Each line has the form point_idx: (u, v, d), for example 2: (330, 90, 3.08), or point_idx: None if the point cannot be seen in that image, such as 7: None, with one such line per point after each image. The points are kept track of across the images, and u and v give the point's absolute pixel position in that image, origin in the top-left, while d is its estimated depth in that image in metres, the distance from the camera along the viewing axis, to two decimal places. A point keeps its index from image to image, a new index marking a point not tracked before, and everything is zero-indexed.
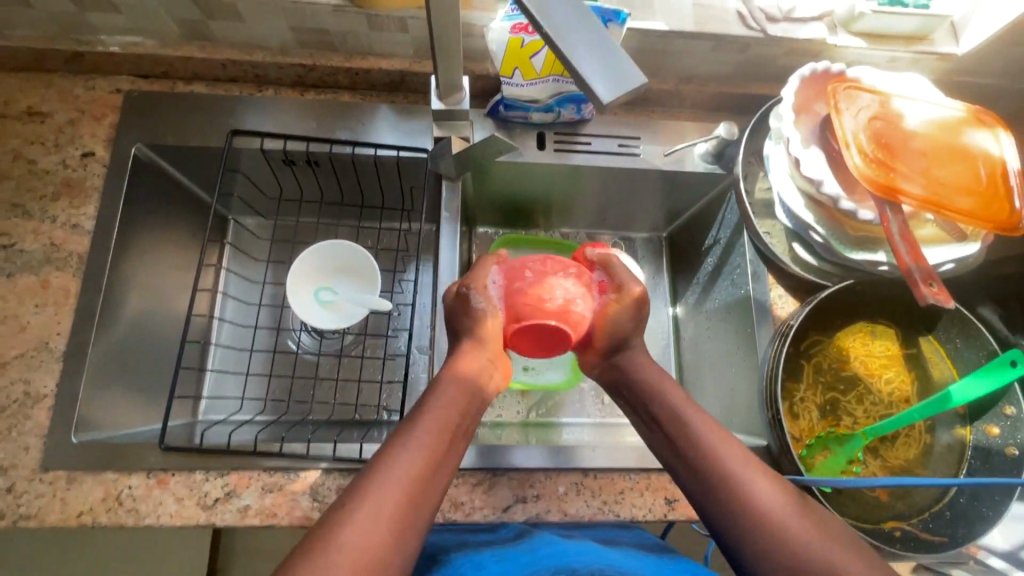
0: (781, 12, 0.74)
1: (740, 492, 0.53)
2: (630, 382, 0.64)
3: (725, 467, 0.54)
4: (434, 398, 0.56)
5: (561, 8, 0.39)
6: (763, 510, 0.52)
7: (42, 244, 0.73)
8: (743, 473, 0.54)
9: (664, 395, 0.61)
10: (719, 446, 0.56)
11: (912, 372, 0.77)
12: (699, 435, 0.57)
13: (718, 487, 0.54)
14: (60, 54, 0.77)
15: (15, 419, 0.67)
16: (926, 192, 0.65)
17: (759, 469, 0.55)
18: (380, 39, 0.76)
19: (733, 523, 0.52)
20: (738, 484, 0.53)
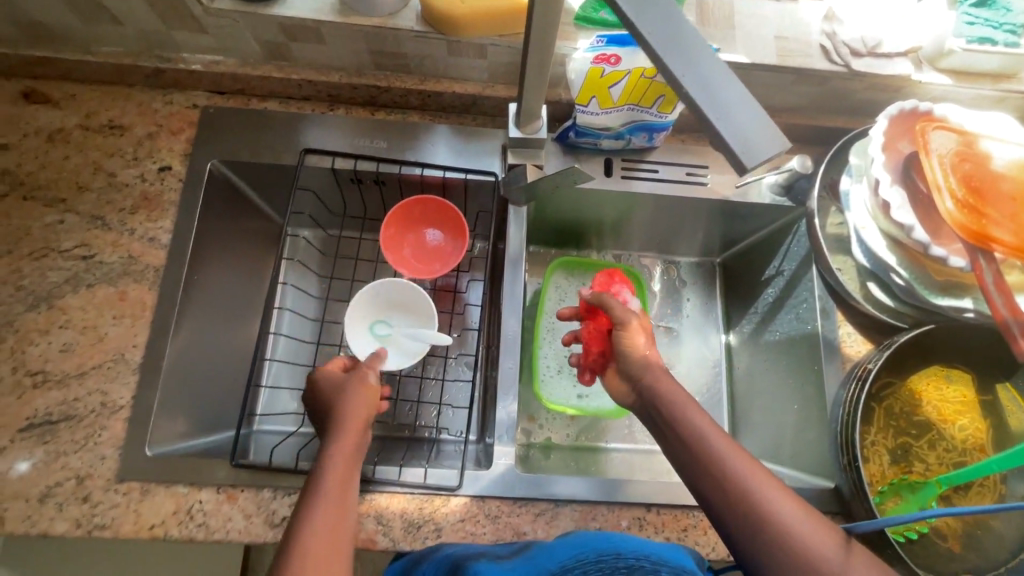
0: (867, 46, 0.73)
1: (765, 515, 0.53)
2: (660, 411, 0.63)
3: (746, 490, 0.55)
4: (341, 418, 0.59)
5: (698, 57, 0.38)
6: (786, 533, 0.52)
7: (120, 256, 0.74)
8: (760, 493, 0.54)
9: (691, 423, 0.60)
10: (739, 468, 0.56)
11: (988, 420, 0.74)
12: (719, 457, 0.57)
13: (743, 510, 0.54)
14: (143, 70, 0.78)
15: (91, 428, 0.68)
16: (1019, 239, 0.62)
17: (782, 490, 0.55)
18: (457, 63, 0.77)
19: (757, 544, 0.53)
20: (761, 508, 0.53)
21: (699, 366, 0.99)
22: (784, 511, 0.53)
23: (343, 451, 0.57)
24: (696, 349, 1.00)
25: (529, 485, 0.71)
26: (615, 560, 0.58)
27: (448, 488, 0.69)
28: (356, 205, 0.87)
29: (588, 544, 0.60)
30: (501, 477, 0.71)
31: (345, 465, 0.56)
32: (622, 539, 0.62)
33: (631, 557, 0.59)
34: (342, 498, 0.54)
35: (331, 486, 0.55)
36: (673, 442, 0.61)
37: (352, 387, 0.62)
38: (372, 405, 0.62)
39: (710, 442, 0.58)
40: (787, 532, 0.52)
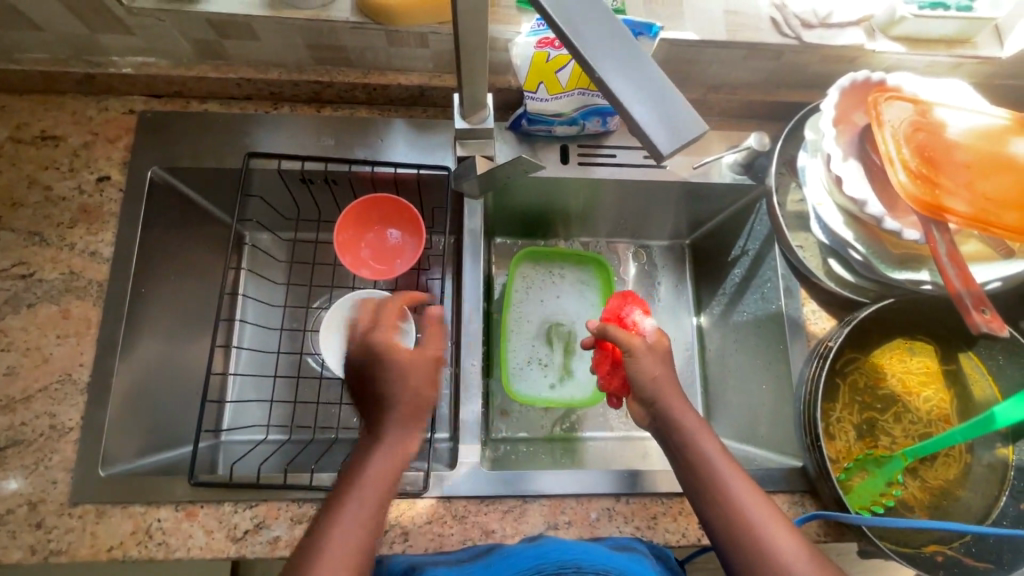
0: (818, 17, 0.71)
1: (751, 529, 0.54)
2: (670, 434, 0.61)
3: (736, 504, 0.55)
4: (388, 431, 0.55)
5: (603, 39, 0.36)
6: (771, 549, 0.53)
7: (61, 273, 0.72)
8: (748, 508, 0.55)
9: (699, 447, 0.59)
10: (731, 483, 0.56)
11: (951, 390, 0.74)
12: (714, 469, 0.57)
13: (732, 525, 0.54)
14: (71, 77, 0.75)
15: (41, 453, 0.66)
16: (973, 209, 0.61)
17: (767, 504, 0.55)
18: (400, 54, 0.74)
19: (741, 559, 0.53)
20: (749, 524, 0.54)
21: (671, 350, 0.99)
22: (769, 528, 0.54)
23: (393, 451, 0.55)
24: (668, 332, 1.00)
25: (496, 483, 0.70)
26: None
27: (413, 492, 0.68)
28: (309, 206, 0.85)
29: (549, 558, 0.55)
30: (467, 477, 0.70)
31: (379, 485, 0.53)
32: (584, 551, 0.57)
33: None
34: (374, 502, 0.52)
35: (377, 485, 0.53)
36: (676, 459, 0.60)
37: (421, 381, 0.57)
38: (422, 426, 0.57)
39: (706, 457, 0.58)
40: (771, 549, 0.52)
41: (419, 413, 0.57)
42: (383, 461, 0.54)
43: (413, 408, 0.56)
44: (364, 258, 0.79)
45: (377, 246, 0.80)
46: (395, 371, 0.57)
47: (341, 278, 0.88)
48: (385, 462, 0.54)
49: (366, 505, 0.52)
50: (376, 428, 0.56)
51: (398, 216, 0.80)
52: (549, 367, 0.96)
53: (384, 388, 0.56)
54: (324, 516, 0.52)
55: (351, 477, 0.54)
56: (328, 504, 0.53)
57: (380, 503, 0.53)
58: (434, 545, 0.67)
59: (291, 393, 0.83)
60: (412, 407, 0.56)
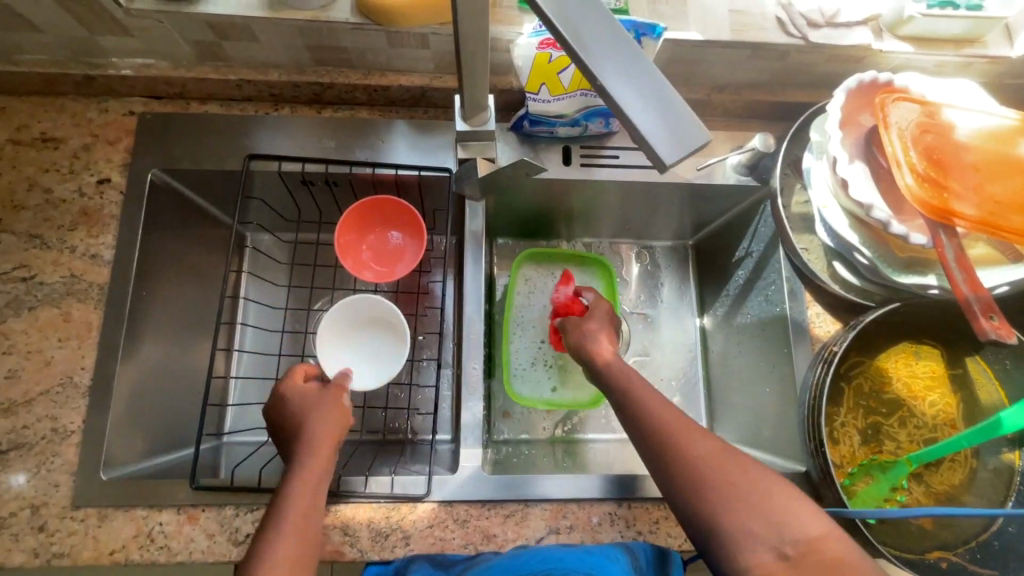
0: (824, 17, 0.70)
1: (725, 493, 0.52)
2: (623, 402, 0.62)
3: (697, 457, 0.54)
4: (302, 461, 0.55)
5: (602, 44, 0.36)
6: (725, 482, 0.52)
7: (62, 276, 0.72)
8: (718, 472, 0.53)
9: (646, 406, 0.60)
10: (698, 451, 0.54)
11: (958, 394, 0.73)
12: (678, 440, 0.56)
13: (704, 492, 0.52)
14: (71, 79, 0.75)
15: (43, 456, 0.66)
16: (981, 212, 0.60)
17: (739, 465, 0.53)
18: (400, 55, 0.74)
19: (721, 529, 0.51)
20: (722, 487, 0.52)
21: (674, 351, 0.98)
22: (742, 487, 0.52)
23: (309, 476, 0.54)
24: (671, 334, 0.99)
25: (497, 487, 0.70)
26: None
27: (415, 496, 0.68)
28: (310, 208, 0.84)
29: None
30: (469, 481, 0.70)
31: (302, 509, 0.52)
32: (561, 558, 0.60)
33: None
34: (301, 524, 0.51)
35: (302, 504, 0.53)
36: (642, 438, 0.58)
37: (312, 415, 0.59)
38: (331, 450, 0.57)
39: (669, 430, 0.57)
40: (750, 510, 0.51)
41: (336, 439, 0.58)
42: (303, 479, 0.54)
43: (329, 434, 0.58)
44: (362, 259, 0.79)
45: (376, 248, 0.80)
46: (309, 406, 0.60)
47: (342, 280, 0.88)
48: (308, 479, 0.54)
49: (294, 522, 0.51)
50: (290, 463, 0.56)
51: (400, 219, 0.79)
52: (552, 369, 0.96)
53: (303, 422, 0.58)
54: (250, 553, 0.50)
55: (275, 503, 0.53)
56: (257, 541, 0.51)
57: (309, 516, 0.52)
58: (436, 549, 0.67)
59: None
60: (326, 433, 0.58)
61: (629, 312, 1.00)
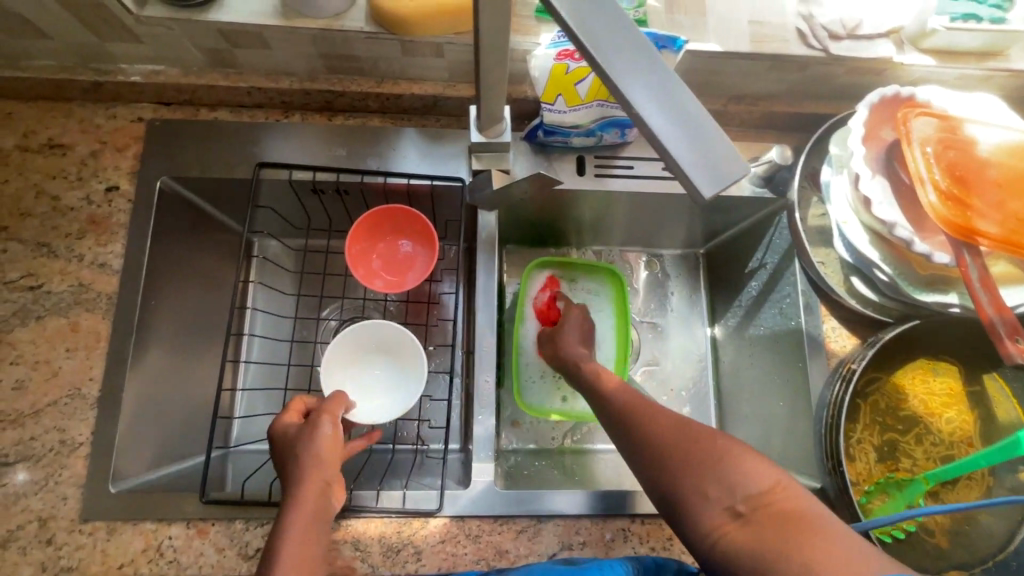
0: (846, 29, 0.69)
1: (678, 458, 0.51)
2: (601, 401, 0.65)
3: (649, 428, 0.55)
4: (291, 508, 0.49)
5: (638, 71, 0.35)
6: (675, 444, 0.52)
7: (70, 285, 0.71)
8: (668, 439, 0.53)
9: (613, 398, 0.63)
10: (651, 426, 0.55)
11: (975, 411, 0.73)
12: (635, 422, 0.57)
13: (658, 462, 0.52)
14: (79, 84, 0.73)
15: (51, 468, 0.66)
16: (1005, 231, 0.59)
17: (693, 429, 0.53)
18: (414, 64, 0.73)
19: (681, 493, 0.49)
20: (673, 452, 0.52)
21: (684, 362, 0.97)
22: (695, 448, 0.51)
23: (300, 526, 0.48)
24: (681, 344, 0.98)
25: (509, 502, 0.69)
26: None
27: (426, 511, 0.67)
28: (320, 216, 0.83)
29: None
30: (480, 496, 0.69)
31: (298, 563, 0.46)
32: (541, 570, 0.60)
33: None
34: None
35: (296, 556, 0.46)
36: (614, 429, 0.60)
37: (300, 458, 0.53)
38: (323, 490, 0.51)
39: (629, 414, 0.59)
40: (701, 468, 0.49)
41: (324, 476, 0.52)
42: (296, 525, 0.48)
43: (316, 476, 0.52)
44: (372, 268, 0.78)
45: (386, 256, 0.79)
46: (294, 447, 0.54)
47: (351, 288, 0.87)
48: (296, 522, 0.48)
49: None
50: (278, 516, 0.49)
51: (411, 227, 0.78)
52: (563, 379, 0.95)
53: (291, 467, 0.53)
54: None
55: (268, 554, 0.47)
56: None
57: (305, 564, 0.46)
58: (447, 564, 0.67)
59: None
60: (312, 475, 0.52)
61: (639, 321, 0.99)
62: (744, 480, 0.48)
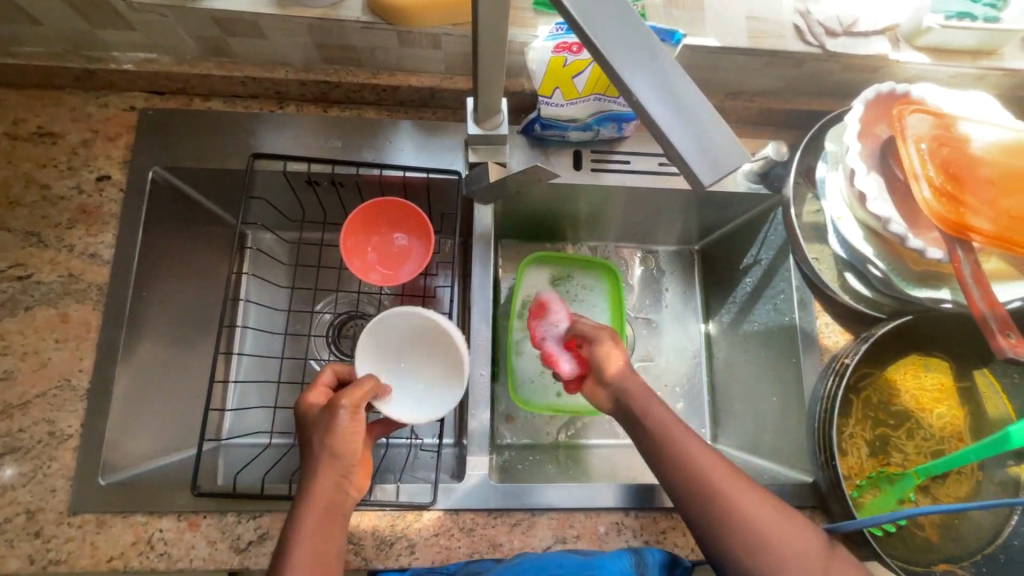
0: (842, 26, 0.69)
1: (736, 511, 0.54)
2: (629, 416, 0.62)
3: (706, 480, 0.55)
4: (309, 490, 0.53)
5: (638, 61, 0.35)
6: (738, 511, 0.54)
7: (59, 275, 0.70)
8: (729, 490, 0.55)
9: (651, 417, 0.60)
10: (712, 470, 0.56)
11: (965, 407, 0.73)
12: (689, 454, 0.57)
13: (712, 507, 0.54)
14: (70, 72, 0.72)
15: (39, 460, 0.65)
16: (997, 227, 0.60)
17: (749, 486, 0.56)
18: (410, 55, 0.72)
19: (728, 540, 0.53)
20: (733, 504, 0.54)
21: (678, 358, 0.98)
22: (750, 504, 0.54)
23: (317, 508, 0.53)
24: (675, 340, 0.99)
25: (503, 496, 0.69)
26: None
27: (421, 504, 0.67)
28: (314, 208, 0.83)
29: None
30: (474, 489, 0.69)
31: (314, 543, 0.52)
32: (558, 564, 0.60)
33: None
34: (311, 558, 0.51)
35: (310, 548, 0.51)
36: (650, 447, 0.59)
37: (320, 441, 0.54)
38: (340, 475, 0.54)
39: (680, 443, 0.58)
40: (757, 526, 0.53)
41: (339, 470, 0.54)
42: (309, 519, 0.52)
43: (330, 471, 0.54)
44: (366, 261, 0.78)
45: (380, 249, 0.79)
46: (314, 435, 0.55)
47: (346, 281, 0.87)
48: (312, 514, 0.52)
49: (306, 555, 0.51)
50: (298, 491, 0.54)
51: (408, 220, 0.78)
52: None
53: (312, 450, 0.55)
54: None
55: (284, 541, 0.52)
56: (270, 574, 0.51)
57: (319, 559, 0.52)
58: (441, 558, 0.66)
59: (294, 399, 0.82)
60: (326, 468, 0.54)
61: (633, 317, 0.99)
62: (791, 546, 0.53)
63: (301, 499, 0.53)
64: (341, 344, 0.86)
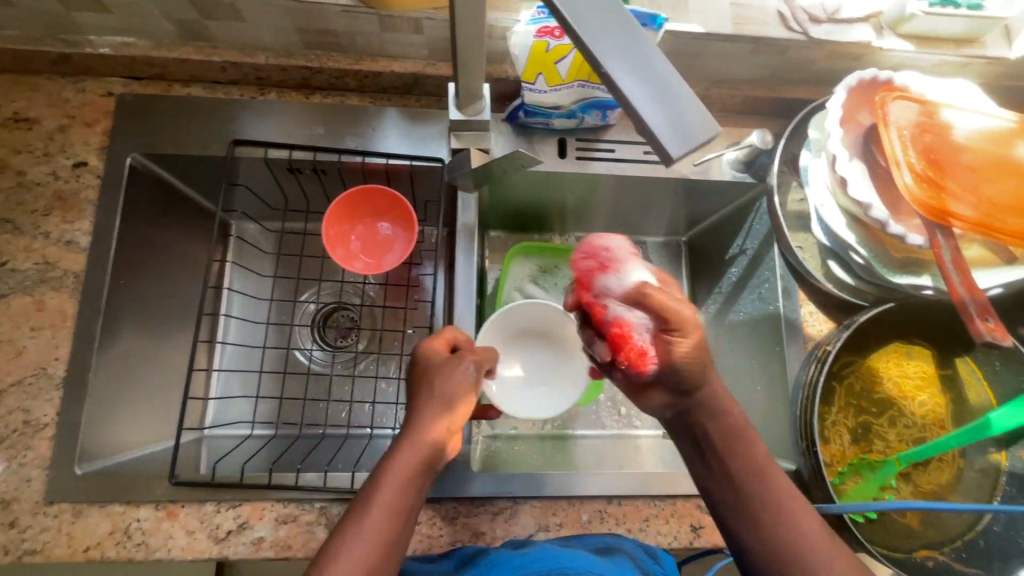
0: (825, 13, 0.69)
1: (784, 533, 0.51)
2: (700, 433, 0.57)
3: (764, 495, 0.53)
4: (417, 430, 0.52)
5: (609, 35, 0.35)
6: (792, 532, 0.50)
7: (35, 263, 0.69)
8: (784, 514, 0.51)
9: (728, 428, 0.56)
10: (769, 489, 0.53)
11: (947, 394, 0.74)
12: (745, 468, 0.55)
13: (754, 525, 0.52)
14: (46, 56, 0.71)
15: (14, 450, 0.64)
16: (978, 213, 0.60)
17: (819, 525, 0.51)
18: (393, 40, 0.71)
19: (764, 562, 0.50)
20: (779, 527, 0.51)
21: None
22: (805, 538, 0.50)
23: (417, 451, 0.51)
24: None
25: (486, 485, 0.69)
26: None
27: None
28: (297, 196, 0.82)
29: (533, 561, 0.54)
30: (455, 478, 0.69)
31: (403, 488, 0.50)
32: (571, 557, 0.55)
33: None
34: (399, 502, 0.49)
35: (394, 493, 0.49)
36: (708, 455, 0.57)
37: (442, 384, 0.55)
38: (449, 428, 0.54)
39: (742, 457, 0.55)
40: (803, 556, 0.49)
41: (447, 422, 0.54)
42: (406, 462, 0.51)
43: (440, 417, 0.53)
44: (350, 248, 0.77)
45: (368, 238, 0.78)
46: (431, 377, 0.56)
47: (330, 270, 0.86)
48: (406, 460, 0.51)
49: (388, 498, 0.49)
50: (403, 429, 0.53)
51: (396, 211, 0.77)
52: None
53: (424, 391, 0.55)
54: (344, 521, 0.48)
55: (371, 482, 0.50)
56: (350, 513, 0.49)
57: (398, 509, 0.49)
58: (422, 546, 0.66)
59: (277, 388, 0.81)
60: (435, 409, 0.53)
61: None
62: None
63: (403, 438, 0.52)
64: (324, 334, 0.86)
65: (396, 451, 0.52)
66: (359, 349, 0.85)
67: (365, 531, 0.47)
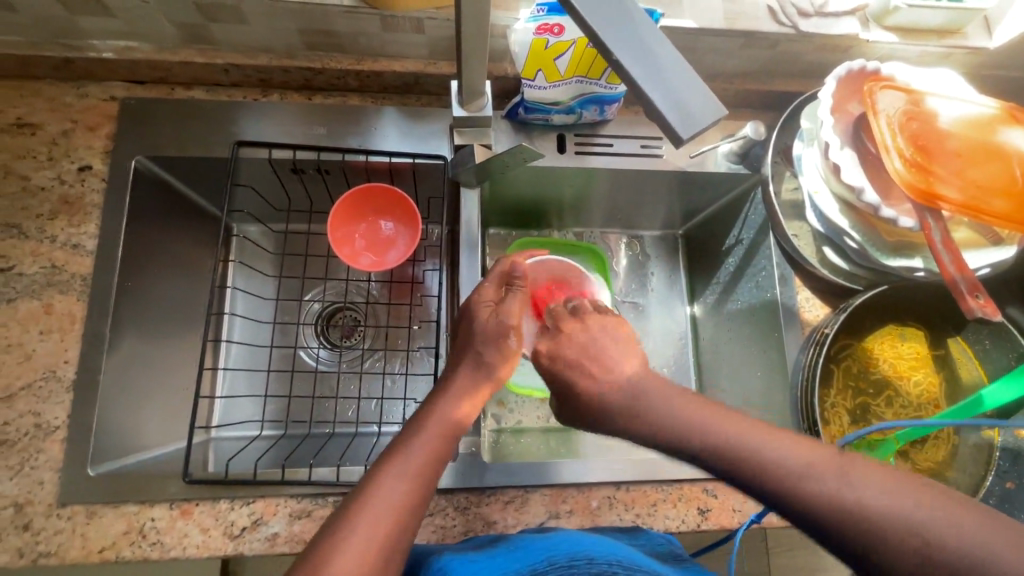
0: (813, 7, 0.72)
1: (851, 502, 0.44)
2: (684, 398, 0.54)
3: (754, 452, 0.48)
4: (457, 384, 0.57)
5: (615, 23, 0.37)
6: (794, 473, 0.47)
7: (42, 266, 0.69)
8: (827, 477, 0.46)
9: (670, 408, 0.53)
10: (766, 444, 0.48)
11: (940, 373, 0.76)
12: (748, 445, 0.49)
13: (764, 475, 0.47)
14: (47, 61, 0.72)
15: (25, 453, 0.64)
16: (965, 196, 0.62)
17: (820, 455, 0.47)
18: (394, 40, 0.73)
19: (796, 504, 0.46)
20: (777, 459, 0.48)
21: (664, 340, 0.99)
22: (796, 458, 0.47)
23: (453, 404, 0.55)
24: (662, 322, 1.00)
25: (498, 475, 0.70)
26: (588, 566, 0.52)
27: None
28: (300, 196, 0.83)
29: (558, 547, 0.55)
30: (465, 471, 0.69)
31: (441, 436, 0.54)
32: (596, 543, 0.55)
33: (603, 562, 0.52)
34: (440, 442, 0.53)
35: (433, 440, 0.53)
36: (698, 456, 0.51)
37: (492, 324, 0.58)
38: (482, 394, 0.57)
39: (731, 440, 0.49)
40: (875, 509, 0.43)
41: (484, 381, 0.57)
42: (443, 415, 0.55)
43: (482, 376, 0.57)
44: (350, 249, 0.77)
45: (368, 238, 0.78)
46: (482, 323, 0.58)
47: (334, 270, 0.87)
48: (450, 408, 0.55)
49: (429, 441, 0.53)
50: (449, 377, 0.58)
51: (399, 206, 0.78)
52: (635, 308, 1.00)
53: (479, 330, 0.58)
54: (384, 457, 0.52)
55: (407, 432, 0.54)
56: (391, 450, 0.53)
57: (437, 455, 0.53)
58: (436, 537, 0.67)
59: (284, 387, 0.82)
60: (476, 371, 0.57)
61: (620, 301, 1.00)
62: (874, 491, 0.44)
63: (445, 389, 0.57)
64: (329, 333, 0.86)
65: (438, 402, 0.56)
66: (365, 347, 0.86)
67: (404, 469, 0.51)
